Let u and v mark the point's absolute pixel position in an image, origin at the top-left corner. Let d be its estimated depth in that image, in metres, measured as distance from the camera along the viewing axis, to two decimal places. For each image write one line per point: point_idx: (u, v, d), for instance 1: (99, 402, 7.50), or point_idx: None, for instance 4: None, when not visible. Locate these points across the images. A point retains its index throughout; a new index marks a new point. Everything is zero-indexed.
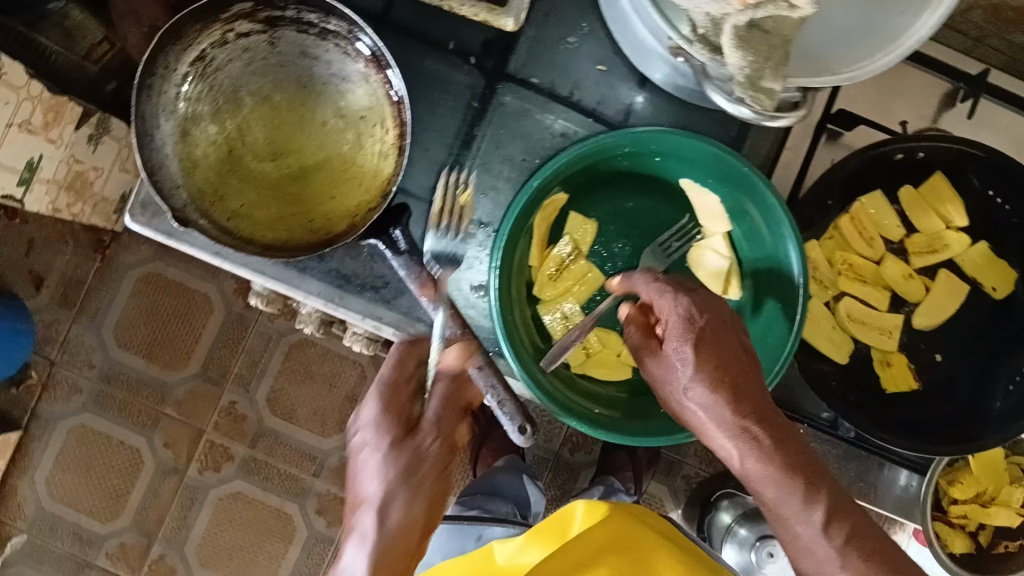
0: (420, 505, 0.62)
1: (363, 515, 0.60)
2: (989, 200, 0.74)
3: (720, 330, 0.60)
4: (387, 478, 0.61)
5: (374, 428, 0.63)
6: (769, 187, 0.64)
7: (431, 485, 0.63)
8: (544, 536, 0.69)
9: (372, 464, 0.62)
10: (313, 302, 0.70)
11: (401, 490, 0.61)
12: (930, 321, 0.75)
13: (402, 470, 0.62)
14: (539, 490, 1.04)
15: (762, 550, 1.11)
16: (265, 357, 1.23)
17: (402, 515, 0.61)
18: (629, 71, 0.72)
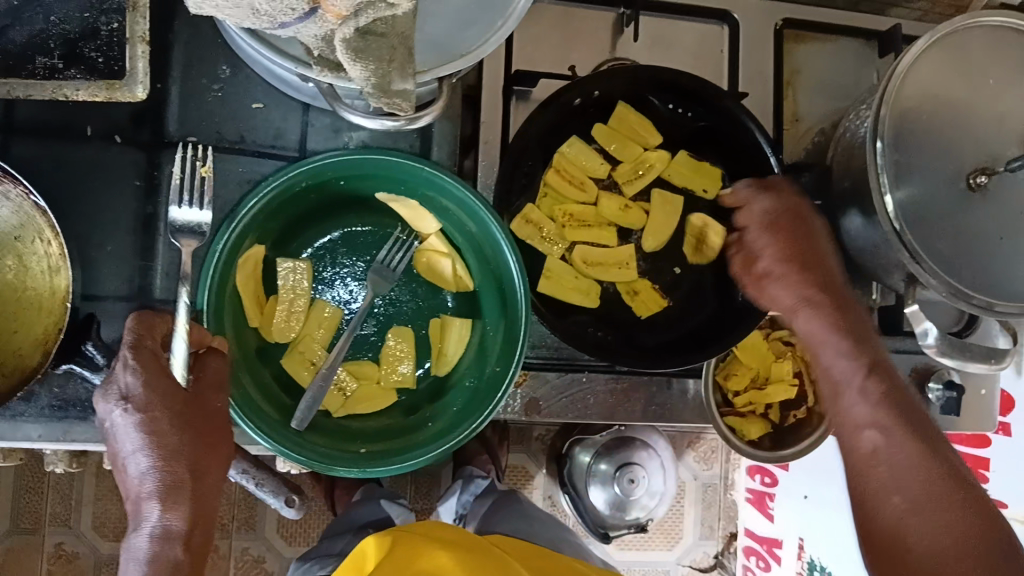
0: (213, 462, 0.52)
1: (150, 514, 0.49)
2: (671, 113, 0.78)
3: (901, 398, 0.67)
4: (168, 460, 0.49)
5: (135, 396, 0.49)
6: (455, 181, 0.63)
7: (223, 436, 0.53)
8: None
9: (141, 446, 0.49)
10: (41, 445, 0.64)
11: (193, 463, 0.50)
12: (659, 240, 0.78)
13: (167, 442, 0.49)
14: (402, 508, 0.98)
15: (623, 477, 1.09)
16: (75, 487, 1.12)
17: (197, 480, 0.50)
18: (291, 99, 0.69)
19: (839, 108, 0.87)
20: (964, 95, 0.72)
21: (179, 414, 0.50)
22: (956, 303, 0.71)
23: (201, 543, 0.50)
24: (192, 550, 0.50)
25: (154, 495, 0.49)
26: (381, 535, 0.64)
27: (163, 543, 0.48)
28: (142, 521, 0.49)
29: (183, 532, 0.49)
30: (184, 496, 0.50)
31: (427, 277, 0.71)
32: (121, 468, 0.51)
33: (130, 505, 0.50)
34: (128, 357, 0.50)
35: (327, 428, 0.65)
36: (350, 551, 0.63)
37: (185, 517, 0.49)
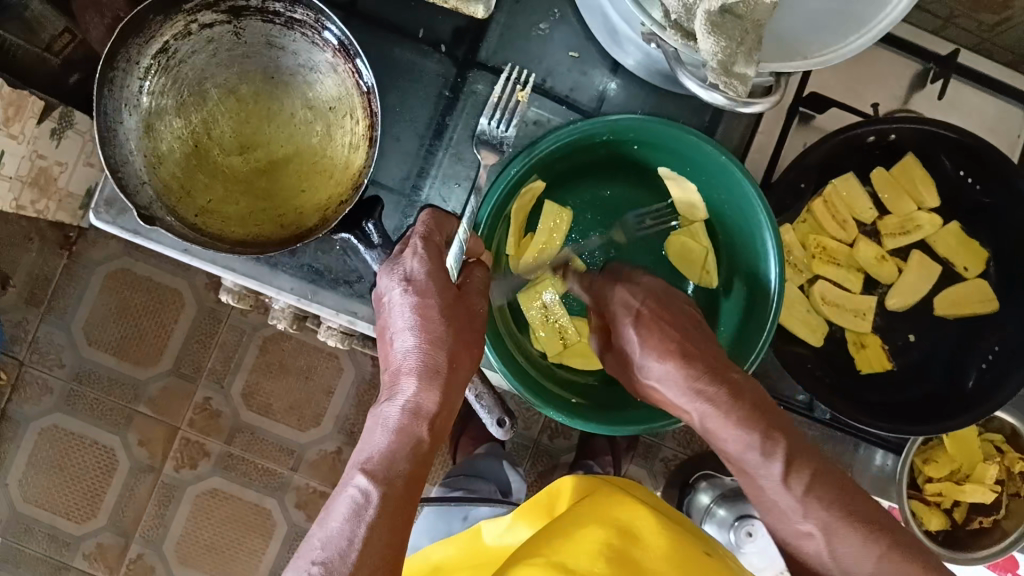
0: (467, 361, 0.54)
1: (406, 388, 0.52)
2: (958, 179, 0.75)
3: (824, 475, 0.56)
4: (433, 344, 0.52)
5: (416, 280, 0.53)
6: (749, 176, 0.63)
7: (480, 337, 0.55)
8: (532, 514, 0.66)
9: (409, 324, 0.53)
10: (286, 297, 0.69)
11: (452, 354, 0.52)
12: (904, 301, 0.76)
13: (436, 327, 0.52)
14: (520, 478, 1.02)
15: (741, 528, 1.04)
16: (239, 352, 1.20)
17: (453, 371, 0.53)
18: (601, 57, 0.71)
19: None
20: None
21: (449, 307, 0.53)
22: None
23: (442, 434, 0.52)
24: (433, 435, 0.52)
25: (414, 373, 0.52)
26: (582, 479, 0.66)
27: (412, 418, 0.51)
28: (397, 393, 0.52)
29: (431, 415, 0.51)
30: (440, 382, 0.52)
31: (675, 262, 0.72)
32: (387, 342, 0.54)
33: (389, 378, 0.54)
34: (417, 245, 0.54)
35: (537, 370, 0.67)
36: (545, 487, 0.67)
37: (438, 399, 0.51)
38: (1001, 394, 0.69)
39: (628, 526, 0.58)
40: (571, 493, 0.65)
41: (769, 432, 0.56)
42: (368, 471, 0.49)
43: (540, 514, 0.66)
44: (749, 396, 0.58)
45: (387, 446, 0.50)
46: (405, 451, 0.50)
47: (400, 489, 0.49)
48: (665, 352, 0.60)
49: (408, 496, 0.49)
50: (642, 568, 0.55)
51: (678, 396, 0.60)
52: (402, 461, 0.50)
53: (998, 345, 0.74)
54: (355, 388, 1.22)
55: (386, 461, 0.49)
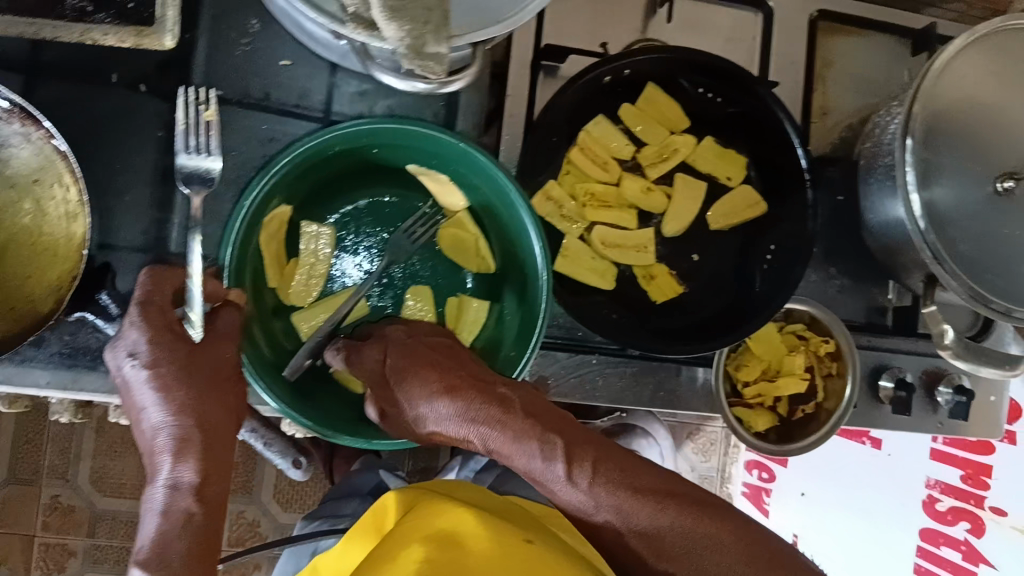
0: (222, 418, 0.52)
1: (161, 467, 0.49)
2: (701, 97, 0.77)
3: (607, 459, 0.57)
4: (180, 413, 0.50)
5: (144, 351, 0.51)
6: (489, 161, 0.62)
7: (233, 391, 0.53)
8: (363, 538, 0.63)
9: (151, 399, 0.50)
10: (49, 393, 0.64)
11: (203, 417, 0.51)
12: (678, 226, 0.77)
13: (180, 398, 0.50)
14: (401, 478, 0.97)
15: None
16: (75, 441, 1.11)
17: (208, 435, 0.51)
18: (318, 59, 0.68)
19: (869, 104, 0.86)
20: (999, 99, 0.71)
21: (186, 369, 0.51)
22: (974, 307, 0.70)
23: (218, 500, 0.50)
24: (207, 503, 0.49)
25: (167, 450, 0.49)
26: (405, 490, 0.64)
27: (174, 494, 0.49)
28: (156, 476, 0.50)
29: (194, 484, 0.49)
30: (197, 448, 0.50)
31: (449, 255, 0.70)
32: (137, 424, 0.51)
33: (147, 462, 0.50)
34: (134, 316, 0.51)
35: (312, 397, 0.63)
36: (370, 505, 0.64)
37: (196, 467, 0.49)
38: (784, 293, 0.72)
39: (447, 532, 0.57)
40: (395, 506, 0.62)
41: (544, 436, 0.57)
42: (140, 562, 0.46)
43: (369, 537, 0.63)
44: (525, 405, 0.59)
45: (156, 532, 0.47)
46: (174, 530, 0.47)
47: (180, 568, 0.46)
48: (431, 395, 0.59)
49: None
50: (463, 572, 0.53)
51: (455, 428, 0.59)
52: (175, 540, 0.47)
53: (773, 245, 0.77)
54: None
55: (156, 545, 0.47)
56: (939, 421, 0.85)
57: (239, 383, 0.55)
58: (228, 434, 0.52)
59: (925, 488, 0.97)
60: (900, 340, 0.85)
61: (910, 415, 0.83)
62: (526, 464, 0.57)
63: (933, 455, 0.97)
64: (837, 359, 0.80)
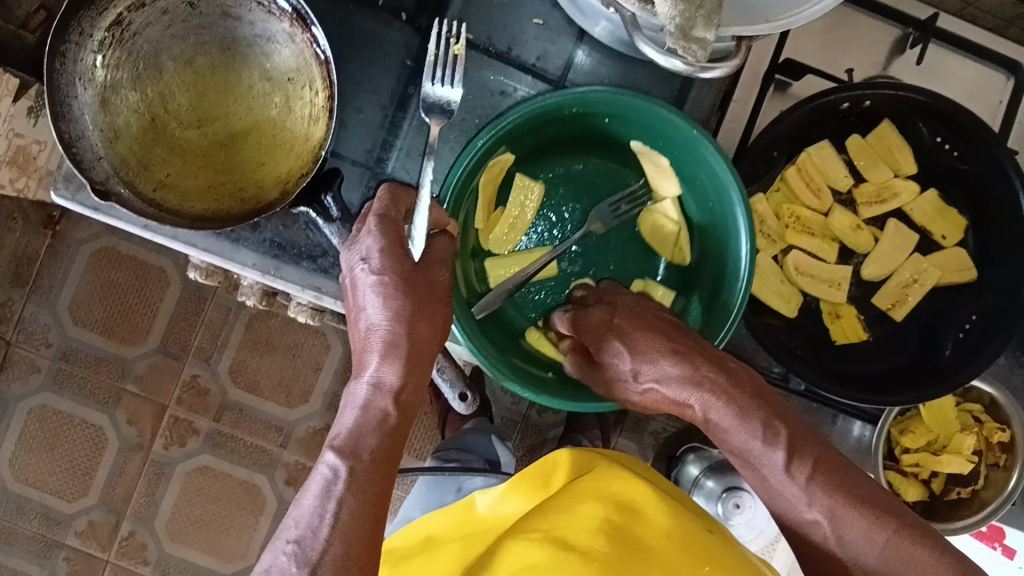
0: (429, 333, 0.53)
1: (369, 365, 0.52)
2: (935, 146, 0.73)
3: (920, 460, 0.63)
4: (396, 316, 0.52)
5: (375, 256, 0.53)
6: (718, 155, 0.62)
7: (443, 312, 0.54)
8: (525, 485, 0.60)
9: (374, 300, 0.52)
10: (250, 273, 0.68)
11: (414, 327, 0.52)
12: (878, 271, 0.74)
13: (402, 305, 0.52)
14: (510, 453, 0.99)
15: (728, 501, 1.00)
16: (225, 329, 1.19)
17: (414, 346, 0.52)
18: (566, 25, 0.69)
19: None
20: None
21: (410, 281, 0.53)
22: None
23: (411, 406, 0.52)
24: (402, 410, 0.51)
25: (377, 350, 0.52)
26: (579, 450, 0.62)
27: (376, 393, 0.51)
28: (363, 372, 0.52)
29: (395, 388, 0.51)
30: (404, 353, 0.52)
31: (646, 241, 0.71)
32: (354, 320, 0.54)
33: (356, 357, 0.53)
34: (372, 225, 0.54)
35: (492, 338, 0.67)
36: (538, 460, 0.61)
37: (399, 373, 0.51)
38: (976, 366, 0.68)
39: (631, 501, 0.53)
40: (567, 466, 0.60)
41: (768, 421, 0.54)
42: (336, 448, 0.48)
43: (534, 486, 0.60)
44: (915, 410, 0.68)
45: (354, 424, 0.50)
46: (370, 427, 0.49)
47: (368, 463, 0.48)
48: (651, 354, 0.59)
49: (382, 475, 0.48)
50: (642, 542, 0.50)
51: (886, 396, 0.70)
52: (369, 436, 0.49)
53: (974, 314, 0.73)
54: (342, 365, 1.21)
55: (352, 438, 0.49)
56: None
57: (447, 306, 0.55)
58: (434, 348, 0.54)
59: None
60: None
61: None
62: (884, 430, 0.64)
63: None
64: (1008, 451, 0.75)
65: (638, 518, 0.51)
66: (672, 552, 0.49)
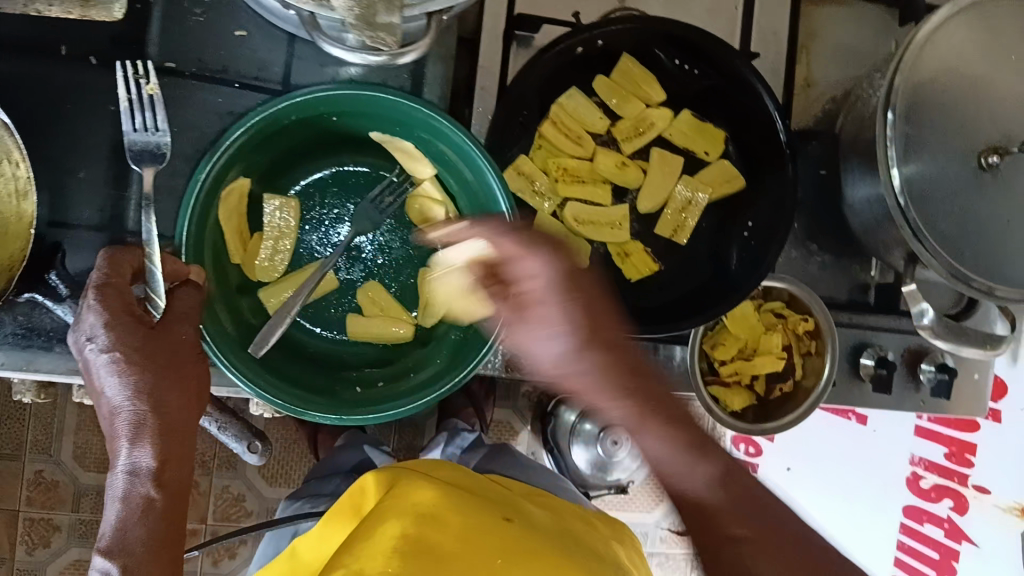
0: (181, 402, 0.51)
1: (120, 453, 0.49)
2: (678, 70, 0.75)
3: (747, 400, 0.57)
4: (136, 396, 0.49)
5: (102, 333, 0.49)
6: (454, 128, 0.60)
7: (193, 375, 0.52)
8: (337, 518, 0.60)
9: (111, 381, 0.49)
10: (5, 373, 0.62)
11: (162, 402, 0.50)
12: (654, 202, 0.75)
13: (141, 383, 0.49)
14: (386, 455, 0.94)
15: (606, 439, 1.08)
16: (57, 416, 1.10)
17: (166, 421, 0.50)
18: (277, 30, 0.66)
19: (854, 77, 0.83)
20: (985, 72, 0.69)
21: (145, 353, 0.50)
22: (954, 286, 0.69)
23: (176, 484, 0.49)
24: (167, 488, 0.49)
25: (123, 435, 0.49)
26: (382, 469, 0.62)
27: (133, 480, 0.48)
28: (116, 459, 0.49)
29: (152, 470, 0.48)
30: (155, 431, 0.49)
31: (419, 225, 0.69)
32: (99, 403, 0.51)
33: (107, 445, 0.50)
34: (91, 298, 0.50)
35: (283, 372, 0.62)
36: (349, 487, 0.61)
37: (154, 454, 0.48)
38: (765, 267, 0.70)
39: (429, 512, 0.54)
40: (375, 487, 0.60)
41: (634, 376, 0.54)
42: (102, 550, 0.46)
43: (345, 517, 0.60)
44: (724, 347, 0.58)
45: (117, 519, 0.48)
46: (135, 517, 0.47)
47: (143, 556, 0.46)
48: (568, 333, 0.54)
49: (161, 566, 0.47)
50: (438, 554, 0.52)
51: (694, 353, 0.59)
52: (135, 528, 0.47)
53: (750, 221, 0.75)
54: None
55: (117, 535, 0.47)
56: (921, 400, 0.83)
57: (199, 363, 0.53)
58: (189, 417, 0.51)
59: (908, 465, 0.97)
60: (883, 318, 0.82)
61: (891, 393, 0.81)
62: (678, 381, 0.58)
63: (917, 432, 0.96)
64: (815, 337, 0.79)
65: (432, 533, 0.53)
66: (465, 560, 0.52)
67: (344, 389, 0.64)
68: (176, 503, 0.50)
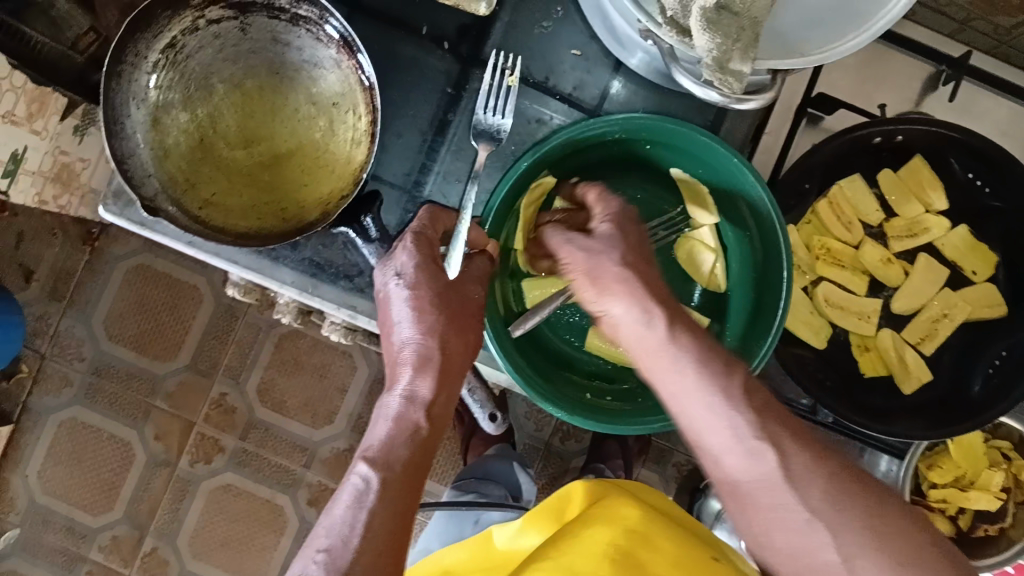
0: (461, 349, 0.56)
1: (402, 379, 0.54)
2: (968, 182, 0.73)
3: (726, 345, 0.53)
4: (427, 333, 0.54)
5: (409, 272, 0.55)
6: (757, 184, 0.62)
7: (474, 329, 0.57)
8: (540, 517, 0.61)
9: (407, 314, 0.55)
10: (287, 291, 0.70)
11: (447, 343, 0.55)
12: (908, 306, 0.75)
13: (433, 322, 0.54)
14: (530, 480, 0.99)
15: None
16: (254, 349, 1.20)
17: (447, 361, 0.55)
18: (602, 55, 0.71)
19: None
20: None
21: (443, 298, 0.55)
22: None
23: (440, 420, 0.54)
24: (432, 422, 0.53)
25: (408, 363, 0.54)
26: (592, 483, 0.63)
27: (409, 405, 0.53)
28: (395, 384, 0.55)
29: (427, 400, 0.53)
30: (435, 369, 0.54)
31: (683, 266, 0.72)
32: (387, 333, 0.57)
33: (386, 370, 0.56)
34: (408, 241, 0.55)
35: (528, 357, 0.67)
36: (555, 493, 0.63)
37: (431, 387, 0.53)
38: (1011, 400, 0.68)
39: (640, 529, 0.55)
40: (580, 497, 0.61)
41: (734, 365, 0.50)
42: (368, 459, 0.50)
43: (549, 520, 0.61)
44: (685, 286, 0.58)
45: (386, 435, 0.52)
46: (401, 439, 0.51)
47: (400, 474, 0.50)
48: (616, 240, 0.56)
49: (406, 490, 0.49)
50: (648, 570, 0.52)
51: (628, 309, 0.53)
52: (400, 445, 0.51)
53: (1004, 351, 0.73)
54: (368, 387, 1.22)
55: (385, 448, 0.51)
56: None
57: None
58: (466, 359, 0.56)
59: None
60: None
61: None
62: (623, 325, 0.54)
63: None
64: None
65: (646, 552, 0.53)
66: None
67: (576, 391, 0.67)
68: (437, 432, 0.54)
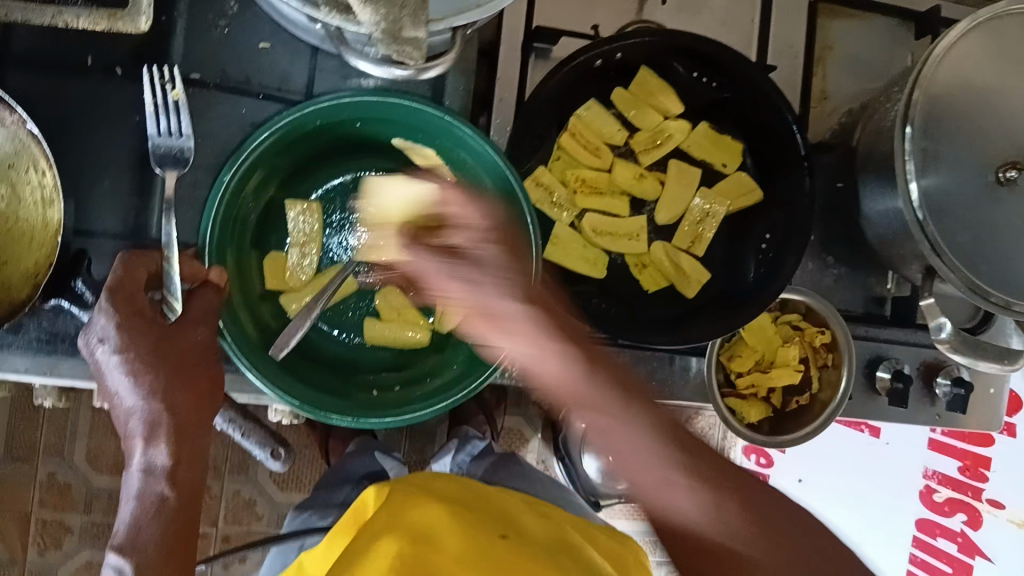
0: (193, 403, 0.52)
1: (136, 451, 0.51)
2: (695, 82, 0.75)
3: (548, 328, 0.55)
4: (148, 397, 0.50)
5: (112, 336, 0.50)
6: (474, 135, 0.61)
7: (205, 375, 0.53)
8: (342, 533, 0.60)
9: (121, 383, 0.50)
10: (29, 379, 0.63)
11: (174, 402, 0.51)
12: (672, 214, 0.76)
13: (151, 386, 0.50)
14: (396, 461, 0.92)
15: None
16: (71, 420, 1.09)
17: (179, 421, 0.51)
18: (298, 42, 0.66)
19: (870, 89, 0.83)
20: (1001, 87, 0.69)
21: (156, 355, 0.51)
22: (972, 300, 0.68)
23: (188, 485, 0.51)
24: (180, 488, 0.51)
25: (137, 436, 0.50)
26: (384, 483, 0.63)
27: (148, 478, 0.50)
28: (131, 458, 0.51)
29: (167, 468, 0.50)
30: (175, 433, 0.51)
31: None
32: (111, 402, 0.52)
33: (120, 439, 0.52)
34: (103, 301, 0.51)
35: (302, 375, 0.63)
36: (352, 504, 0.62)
37: (167, 453, 0.50)
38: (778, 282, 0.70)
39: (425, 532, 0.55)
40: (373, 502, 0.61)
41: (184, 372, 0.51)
42: (116, 548, 0.49)
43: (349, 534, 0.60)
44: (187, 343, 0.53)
45: (132, 517, 0.50)
46: (148, 518, 0.50)
47: (154, 555, 0.49)
48: (110, 339, 0.50)
49: (176, 558, 0.50)
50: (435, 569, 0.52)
51: (128, 390, 0.50)
52: (148, 527, 0.49)
53: (768, 234, 0.75)
54: None
55: (130, 534, 0.49)
56: (936, 414, 0.83)
57: (213, 363, 0.54)
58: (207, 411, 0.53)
59: (920, 478, 0.97)
60: (898, 331, 0.82)
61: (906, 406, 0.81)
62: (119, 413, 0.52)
63: (930, 445, 0.97)
64: (832, 350, 0.79)
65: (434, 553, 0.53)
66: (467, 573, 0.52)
67: (365, 394, 0.64)
68: (189, 504, 0.52)
